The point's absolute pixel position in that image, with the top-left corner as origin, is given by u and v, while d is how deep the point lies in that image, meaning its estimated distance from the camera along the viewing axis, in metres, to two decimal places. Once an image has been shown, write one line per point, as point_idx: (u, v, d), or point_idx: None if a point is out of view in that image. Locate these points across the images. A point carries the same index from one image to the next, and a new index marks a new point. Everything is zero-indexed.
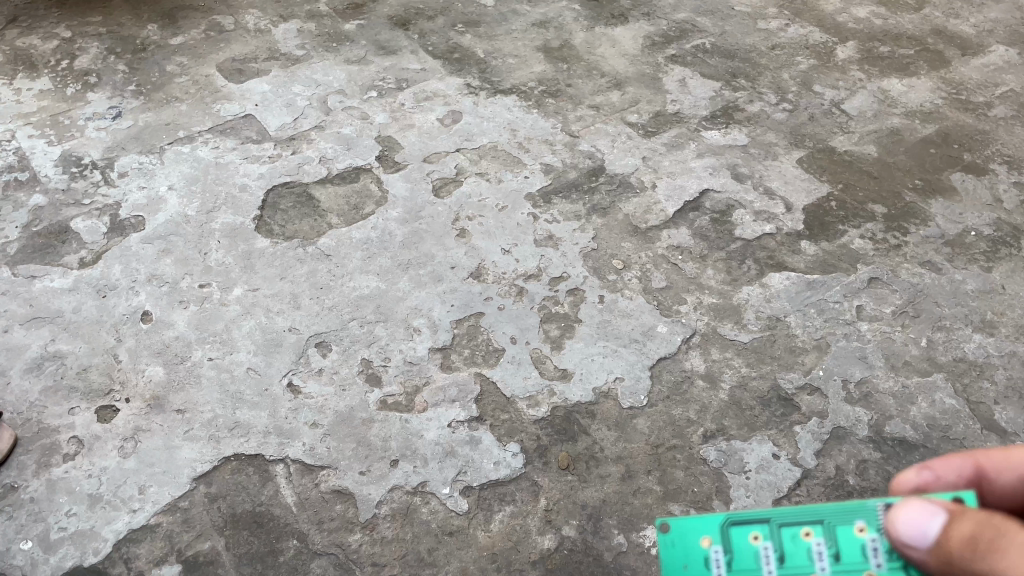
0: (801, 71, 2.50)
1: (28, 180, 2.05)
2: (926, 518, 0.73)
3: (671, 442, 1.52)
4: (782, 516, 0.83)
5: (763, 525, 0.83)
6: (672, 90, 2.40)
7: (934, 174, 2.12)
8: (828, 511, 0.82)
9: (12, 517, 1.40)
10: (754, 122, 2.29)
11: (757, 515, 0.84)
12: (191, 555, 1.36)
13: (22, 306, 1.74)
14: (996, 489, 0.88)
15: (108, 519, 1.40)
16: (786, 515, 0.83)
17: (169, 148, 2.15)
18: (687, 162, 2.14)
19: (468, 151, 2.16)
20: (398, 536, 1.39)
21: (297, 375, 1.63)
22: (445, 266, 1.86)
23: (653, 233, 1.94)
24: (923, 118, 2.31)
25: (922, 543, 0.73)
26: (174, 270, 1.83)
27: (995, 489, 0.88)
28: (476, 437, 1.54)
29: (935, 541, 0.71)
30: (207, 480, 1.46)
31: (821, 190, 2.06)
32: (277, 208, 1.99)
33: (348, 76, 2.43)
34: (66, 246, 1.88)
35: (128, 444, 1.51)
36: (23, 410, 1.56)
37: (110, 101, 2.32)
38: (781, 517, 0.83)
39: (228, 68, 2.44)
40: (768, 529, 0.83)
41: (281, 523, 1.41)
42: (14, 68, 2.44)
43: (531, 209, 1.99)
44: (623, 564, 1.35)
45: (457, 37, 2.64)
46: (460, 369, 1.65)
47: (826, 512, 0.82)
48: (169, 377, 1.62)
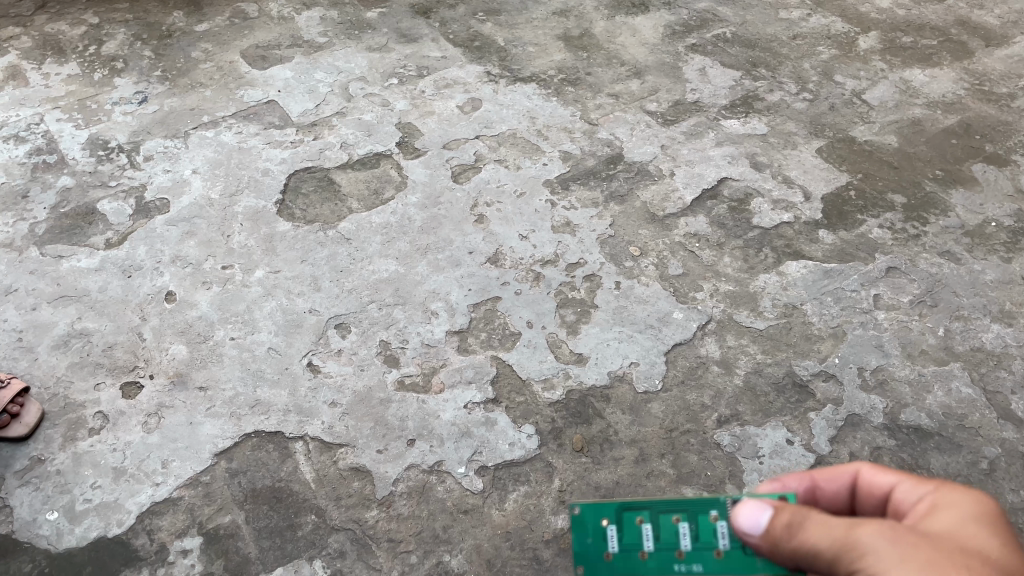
0: (822, 61, 2.49)
1: (55, 162, 2.09)
2: (757, 509, 0.81)
3: (685, 426, 1.53)
4: (659, 505, 0.90)
5: (643, 509, 0.90)
6: (692, 79, 2.40)
7: (955, 164, 2.11)
8: (693, 501, 0.89)
9: (39, 489, 1.44)
10: (773, 111, 2.28)
11: (638, 500, 0.91)
12: (211, 528, 1.39)
13: (50, 285, 1.78)
14: (827, 495, 0.95)
15: (132, 492, 1.43)
16: (661, 503, 0.90)
17: (193, 133, 2.18)
18: (705, 150, 2.14)
19: (487, 138, 2.18)
20: (413, 513, 1.42)
21: (317, 355, 1.66)
22: (463, 251, 1.88)
23: (670, 221, 1.94)
24: (945, 108, 2.30)
25: (757, 537, 0.80)
26: (198, 252, 1.86)
27: (827, 496, 0.95)
28: (492, 418, 1.55)
29: (766, 532, 0.80)
30: (228, 456, 1.49)
31: (840, 180, 2.06)
32: (299, 192, 2.01)
33: (369, 63, 2.45)
34: (92, 227, 1.92)
35: (152, 420, 1.55)
36: (50, 385, 1.60)
37: (136, 86, 2.35)
38: (658, 504, 0.90)
39: (252, 55, 2.47)
40: (649, 514, 0.90)
41: (300, 498, 1.44)
42: (43, 53, 2.48)
43: (549, 196, 2.01)
44: None
45: (478, 25, 2.66)
46: (477, 351, 1.67)
47: (689, 501, 0.90)
48: (192, 356, 1.66)
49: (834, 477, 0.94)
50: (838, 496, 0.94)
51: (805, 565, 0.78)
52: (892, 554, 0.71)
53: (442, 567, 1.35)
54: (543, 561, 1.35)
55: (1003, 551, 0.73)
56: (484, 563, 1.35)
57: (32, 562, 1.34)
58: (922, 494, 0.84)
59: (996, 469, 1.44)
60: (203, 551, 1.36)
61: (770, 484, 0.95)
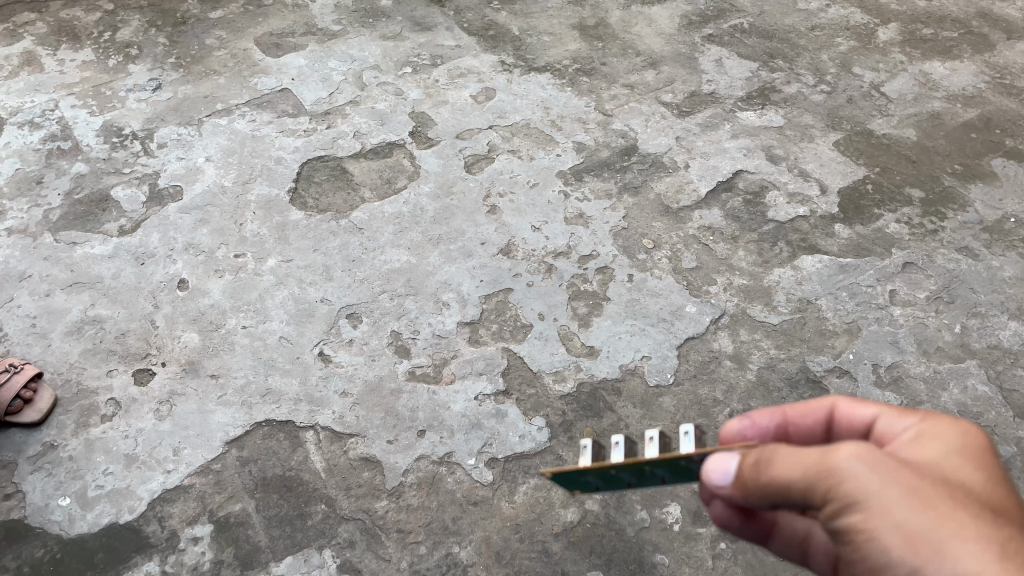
0: (840, 53, 2.46)
1: (70, 148, 2.10)
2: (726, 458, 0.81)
3: (697, 421, 1.52)
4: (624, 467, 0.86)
5: (615, 467, 0.88)
6: (708, 70, 2.38)
7: (975, 159, 2.08)
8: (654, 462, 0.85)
9: (52, 474, 1.45)
10: (790, 103, 2.25)
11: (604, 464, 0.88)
12: (222, 516, 1.40)
13: (64, 271, 1.79)
14: (799, 431, 0.96)
15: (144, 478, 1.44)
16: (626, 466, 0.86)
17: (207, 120, 2.18)
18: (721, 142, 2.12)
19: (501, 129, 2.16)
20: (422, 503, 1.42)
21: (328, 345, 1.66)
22: (475, 242, 1.87)
23: (685, 213, 1.93)
24: (965, 102, 2.27)
25: (727, 484, 0.81)
26: (210, 240, 1.86)
27: (799, 430, 0.96)
28: (503, 410, 1.55)
29: (736, 478, 0.80)
30: (239, 444, 1.50)
31: (857, 174, 2.03)
32: (311, 181, 2.01)
33: (383, 52, 2.44)
34: (106, 214, 1.92)
35: (163, 407, 1.55)
36: (63, 371, 1.61)
37: (151, 73, 2.35)
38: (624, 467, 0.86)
39: (266, 43, 2.46)
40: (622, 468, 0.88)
41: (310, 488, 1.44)
42: (58, 39, 2.48)
43: (563, 187, 1.99)
44: (646, 539, 1.37)
45: (493, 14, 2.63)
46: (488, 343, 1.66)
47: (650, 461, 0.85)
48: (204, 344, 1.66)
49: (807, 413, 0.95)
50: (812, 431, 0.95)
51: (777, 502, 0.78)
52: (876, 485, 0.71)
53: (451, 558, 1.35)
54: (553, 554, 1.35)
55: (982, 480, 0.75)
56: (493, 554, 1.36)
57: (44, 547, 1.35)
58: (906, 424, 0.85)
59: (1012, 467, 1.43)
60: (213, 538, 1.37)
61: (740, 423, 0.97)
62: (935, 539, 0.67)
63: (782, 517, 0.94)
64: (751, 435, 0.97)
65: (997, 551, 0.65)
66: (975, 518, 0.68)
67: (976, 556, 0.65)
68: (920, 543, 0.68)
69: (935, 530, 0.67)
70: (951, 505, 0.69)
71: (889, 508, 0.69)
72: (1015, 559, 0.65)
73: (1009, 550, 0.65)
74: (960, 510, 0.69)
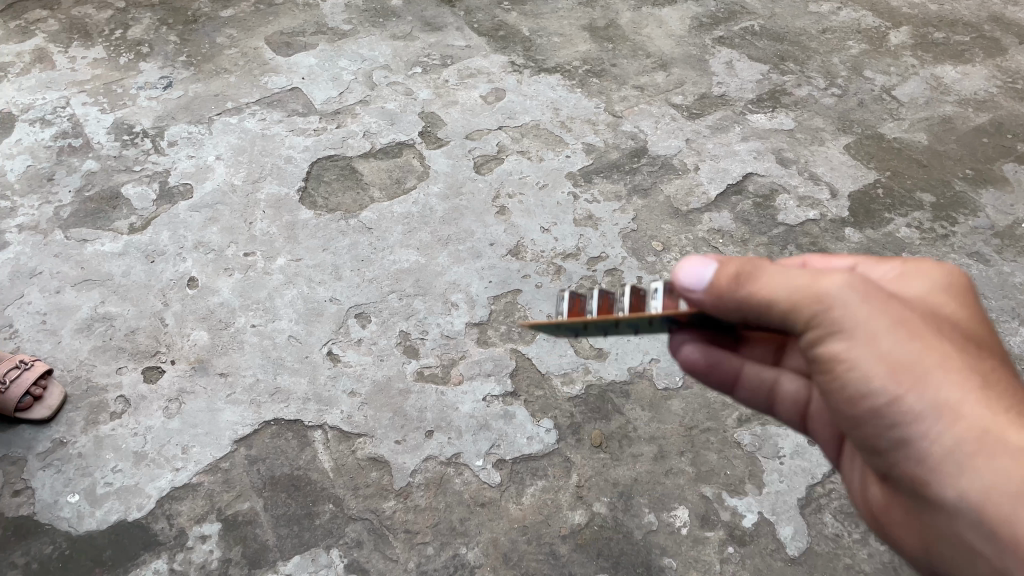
0: (851, 56, 2.45)
1: (81, 146, 2.10)
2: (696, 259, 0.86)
3: (705, 425, 1.54)
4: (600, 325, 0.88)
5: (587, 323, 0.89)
6: (718, 72, 2.37)
7: (986, 164, 2.07)
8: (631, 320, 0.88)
9: (61, 470, 1.46)
10: (801, 106, 2.25)
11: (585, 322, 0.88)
12: (230, 515, 1.41)
13: (74, 268, 1.80)
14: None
15: (152, 476, 1.45)
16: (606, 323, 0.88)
17: (217, 119, 2.19)
18: (731, 145, 2.12)
19: (510, 129, 2.16)
20: (430, 504, 1.42)
21: (337, 344, 1.66)
22: (484, 243, 1.87)
23: (694, 216, 1.93)
24: (976, 106, 2.26)
25: (697, 289, 0.85)
26: (220, 238, 1.87)
27: None
28: (511, 411, 1.55)
29: (709, 286, 0.84)
30: (247, 443, 1.50)
31: (868, 177, 2.03)
32: (321, 180, 2.01)
33: (392, 52, 2.44)
34: (116, 212, 1.93)
35: (172, 405, 1.56)
36: (73, 368, 1.62)
37: (161, 71, 2.36)
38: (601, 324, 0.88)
39: (276, 42, 2.47)
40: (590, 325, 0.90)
41: (318, 487, 1.45)
42: (70, 36, 2.49)
43: (572, 188, 1.99)
44: (653, 542, 1.37)
45: (503, 14, 2.63)
46: (497, 344, 1.66)
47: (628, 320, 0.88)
48: (213, 342, 1.66)
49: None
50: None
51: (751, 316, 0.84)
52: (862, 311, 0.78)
53: (459, 559, 1.35)
54: (560, 557, 1.36)
55: (963, 315, 0.84)
56: (500, 556, 1.36)
57: (53, 544, 1.36)
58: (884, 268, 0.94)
59: None
60: (221, 537, 1.38)
61: None
62: (920, 368, 0.75)
63: (748, 368, 1.07)
64: None
65: (977, 383, 0.74)
66: (956, 350, 0.77)
67: (957, 386, 0.74)
68: (905, 372, 0.76)
69: (921, 360, 0.75)
70: (938, 340, 0.77)
71: (878, 336, 0.76)
72: (992, 392, 0.74)
73: (986, 384, 0.74)
74: (944, 341, 0.77)
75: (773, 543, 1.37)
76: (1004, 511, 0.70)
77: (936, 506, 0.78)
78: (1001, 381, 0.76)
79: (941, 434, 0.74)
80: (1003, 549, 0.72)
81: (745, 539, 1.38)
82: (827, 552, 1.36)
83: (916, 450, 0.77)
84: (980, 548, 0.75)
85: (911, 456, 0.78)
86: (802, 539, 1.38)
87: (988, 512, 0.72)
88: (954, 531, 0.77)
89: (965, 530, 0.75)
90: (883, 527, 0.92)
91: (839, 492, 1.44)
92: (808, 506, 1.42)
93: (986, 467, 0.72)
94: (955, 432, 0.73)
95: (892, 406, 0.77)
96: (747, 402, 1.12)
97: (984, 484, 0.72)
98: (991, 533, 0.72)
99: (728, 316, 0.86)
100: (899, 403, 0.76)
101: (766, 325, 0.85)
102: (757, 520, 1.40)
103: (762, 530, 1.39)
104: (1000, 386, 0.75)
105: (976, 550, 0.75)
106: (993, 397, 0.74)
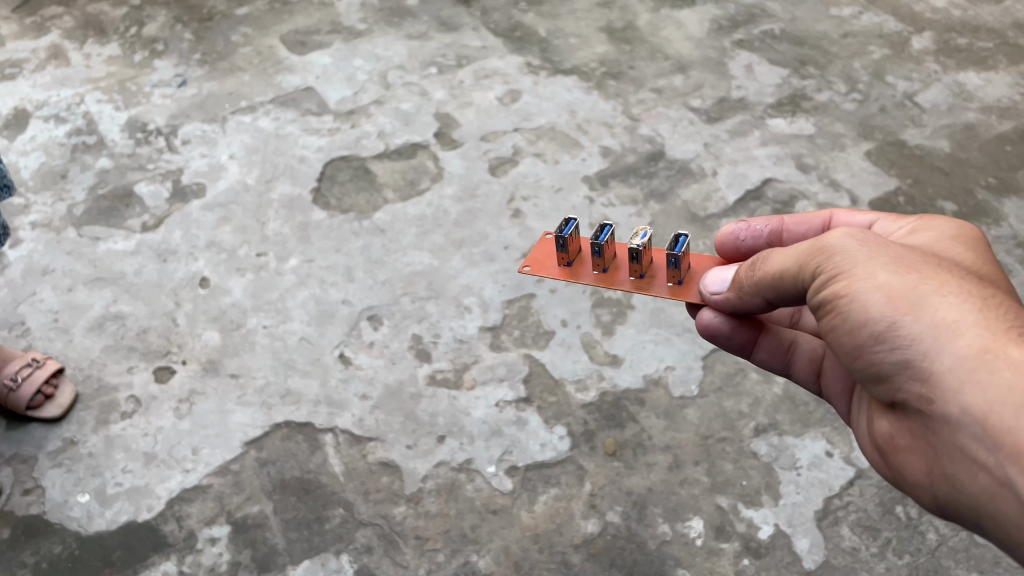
0: (872, 61, 2.40)
1: (94, 143, 2.10)
2: (723, 271, 1.06)
3: (722, 434, 1.50)
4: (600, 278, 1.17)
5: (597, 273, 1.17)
6: (737, 76, 2.34)
7: (1009, 172, 2.04)
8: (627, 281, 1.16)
9: (71, 470, 1.47)
10: (821, 111, 2.22)
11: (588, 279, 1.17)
12: (239, 517, 1.40)
13: (86, 267, 1.79)
14: (792, 236, 1.15)
15: (162, 477, 1.45)
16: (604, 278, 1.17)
17: (231, 118, 2.18)
18: (750, 150, 2.09)
19: (526, 131, 2.14)
20: (441, 510, 1.41)
21: (349, 347, 1.65)
22: (498, 246, 1.85)
23: (712, 221, 1.90)
24: (1000, 113, 2.22)
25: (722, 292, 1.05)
26: (232, 238, 1.85)
27: (793, 237, 1.15)
28: (524, 418, 1.53)
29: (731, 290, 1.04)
30: (257, 445, 1.49)
31: (889, 184, 2.00)
32: (335, 181, 2.00)
33: (408, 52, 2.42)
34: (129, 210, 1.92)
35: (183, 406, 1.55)
36: (84, 367, 1.62)
37: (176, 69, 2.35)
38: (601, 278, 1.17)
39: (292, 41, 2.45)
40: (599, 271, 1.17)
41: (329, 491, 1.44)
42: (85, 33, 2.49)
43: (588, 191, 1.97)
44: (667, 553, 1.36)
45: (520, 15, 2.58)
46: (510, 349, 1.64)
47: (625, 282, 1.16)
48: (225, 343, 1.65)
49: (803, 222, 1.15)
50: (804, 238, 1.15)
51: (770, 294, 0.95)
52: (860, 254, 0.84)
53: (470, 567, 1.35)
54: (573, 566, 1.35)
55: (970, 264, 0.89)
56: (512, 565, 1.35)
57: (62, 543, 1.38)
58: (904, 226, 1.03)
59: None
60: (231, 540, 1.38)
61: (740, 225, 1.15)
62: (918, 295, 0.78)
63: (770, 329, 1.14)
64: (745, 236, 1.15)
65: (977, 305, 0.76)
66: (957, 281, 0.80)
67: (956, 307, 0.76)
68: (902, 298, 0.78)
69: (918, 287, 0.79)
70: (939, 271, 0.80)
71: (877, 272, 0.81)
72: (992, 310, 0.76)
73: (988, 304, 0.76)
74: (945, 272, 0.80)
75: (790, 555, 1.35)
76: (1007, 420, 0.70)
77: (940, 432, 0.78)
78: (1005, 303, 0.77)
79: (940, 352, 0.75)
80: (1004, 460, 0.71)
81: (761, 552, 1.36)
82: (844, 566, 1.34)
83: (916, 376, 0.78)
84: (985, 467, 0.73)
85: (912, 384, 0.78)
86: (819, 552, 1.35)
87: (991, 422, 0.71)
88: (958, 455, 0.76)
89: (969, 450, 0.74)
90: (890, 473, 0.91)
91: (857, 505, 1.41)
92: (825, 519, 1.39)
93: (986, 380, 0.72)
94: (954, 349, 0.74)
95: (891, 331, 0.78)
96: (762, 365, 1.17)
97: (985, 397, 0.72)
98: (993, 445, 0.71)
99: (753, 301, 0.99)
100: (898, 328, 0.78)
101: (785, 302, 0.95)
102: (774, 533, 1.38)
103: (778, 542, 1.37)
104: (1001, 307, 0.76)
105: (980, 468, 0.74)
106: (994, 316, 0.75)
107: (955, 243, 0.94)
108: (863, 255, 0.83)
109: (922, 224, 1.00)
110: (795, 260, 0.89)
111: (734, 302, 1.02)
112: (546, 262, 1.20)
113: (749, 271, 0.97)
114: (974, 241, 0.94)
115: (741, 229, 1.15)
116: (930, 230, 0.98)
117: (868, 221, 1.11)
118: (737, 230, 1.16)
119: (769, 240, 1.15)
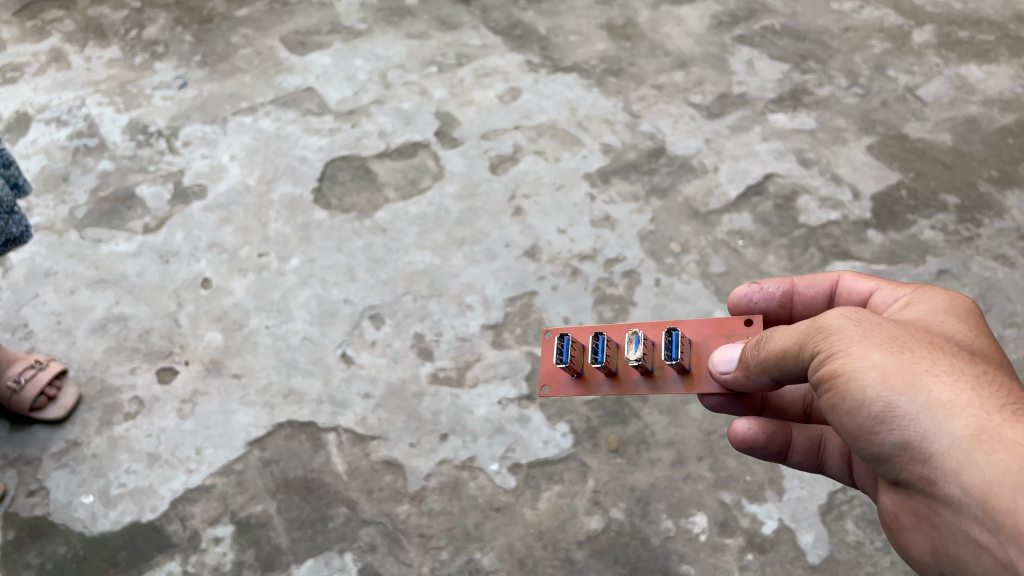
0: (874, 55, 2.37)
1: (96, 146, 2.11)
2: (729, 348, 1.01)
3: (725, 430, 1.49)
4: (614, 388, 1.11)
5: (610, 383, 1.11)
6: (738, 71, 2.33)
7: (1012, 165, 2.04)
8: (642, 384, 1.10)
9: (75, 471, 1.48)
10: (822, 106, 2.21)
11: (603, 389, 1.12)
12: (243, 516, 1.43)
13: (88, 268, 1.80)
14: (802, 298, 1.18)
15: (166, 478, 1.47)
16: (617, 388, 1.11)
17: (231, 119, 2.18)
18: (751, 145, 2.09)
19: (527, 129, 2.13)
20: (444, 508, 1.43)
21: (351, 346, 1.65)
22: (499, 243, 1.85)
23: (713, 217, 1.91)
24: (1003, 106, 2.20)
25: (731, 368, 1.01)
26: (234, 239, 1.86)
27: (803, 298, 1.18)
28: (526, 415, 1.53)
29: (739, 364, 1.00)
30: (261, 445, 1.50)
31: (891, 178, 2.00)
32: (335, 181, 2.00)
33: (408, 51, 2.41)
34: (131, 212, 1.93)
35: (186, 406, 1.56)
36: (88, 369, 1.63)
37: (176, 71, 2.35)
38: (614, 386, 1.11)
39: (291, 41, 2.44)
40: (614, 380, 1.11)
41: (333, 490, 1.45)
42: (85, 36, 2.49)
43: (589, 188, 1.97)
44: (671, 549, 1.37)
45: (519, 12, 2.54)
46: (512, 347, 1.64)
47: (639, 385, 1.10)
48: (227, 343, 1.66)
49: (812, 283, 1.17)
50: (814, 300, 1.18)
51: (775, 373, 0.93)
52: (852, 332, 0.83)
53: (473, 564, 1.37)
54: (576, 562, 1.36)
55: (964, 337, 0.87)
56: (515, 561, 1.37)
57: (67, 544, 1.40)
58: (901, 297, 1.02)
59: None
60: (235, 539, 1.41)
61: (752, 285, 1.20)
62: (912, 374, 0.77)
63: (797, 431, 1.13)
64: (757, 296, 1.20)
65: (970, 383, 0.75)
66: (950, 357, 0.79)
67: (950, 387, 0.75)
68: (897, 378, 0.77)
69: (911, 366, 0.78)
70: (932, 350, 0.79)
71: (871, 354, 0.80)
72: (986, 388, 0.75)
73: (982, 381, 0.75)
74: (938, 352, 0.79)
75: (793, 550, 1.36)
76: (1005, 500, 0.69)
77: (942, 512, 0.76)
78: (999, 380, 0.76)
79: (937, 434, 0.74)
80: (1006, 541, 0.69)
81: (765, 547, 1.36)
82: (849, 560, 1.35)
83: (917, 457, 0.77)
84: (989, 547, 0.72)
85: (913, 465, 0.77)
86: (823, 547, 1.36)
87: (990, 504, 0.70)
88: (963, 536, 0.75)
89: (973, 532, 0.73)
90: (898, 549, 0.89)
91: (861, 499, 1.40)
92: (829, 513, 1.39)
93: (984, 461, 0.71)
94: (951, 430, 0.73)
95: (889, 413, 0.77)
96: (800, 467, 1.15)
97: (984, 477, 0.70)
98: (995, 526, 0.70)
99: (758, 379, 0.95)
100: (895, 410, 0.77)
101: (792, 382, 0.93)
102: (778, 527, 1.38)
103: (782, 537, 1.37)
104: (996, 385, 0.75)
105: (984, 549, 0.73)
106: (988, 394, 0.74)
107: (949, 313, 0.92)
108: (857, 335, 0.82)
109: (917, 295, 0.99)
110: (792, 340, 0.88)
111: (742, 380, 0.97)
112: (558, 374, 1.15)
113: (753, 349, 0.94)
114: (966, 311, 0.92)
115: (753, 291, 1.20)
116: (925, 299, 0.96)
117: (868, 290, 1.10)
118: (749, 292, 1.21)
119: (781, 302, 1.20)
